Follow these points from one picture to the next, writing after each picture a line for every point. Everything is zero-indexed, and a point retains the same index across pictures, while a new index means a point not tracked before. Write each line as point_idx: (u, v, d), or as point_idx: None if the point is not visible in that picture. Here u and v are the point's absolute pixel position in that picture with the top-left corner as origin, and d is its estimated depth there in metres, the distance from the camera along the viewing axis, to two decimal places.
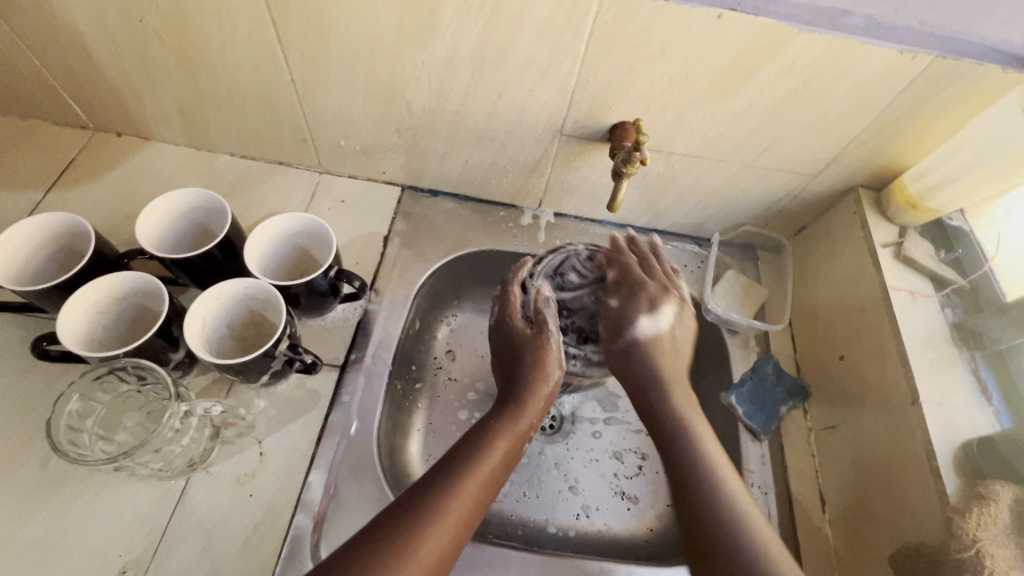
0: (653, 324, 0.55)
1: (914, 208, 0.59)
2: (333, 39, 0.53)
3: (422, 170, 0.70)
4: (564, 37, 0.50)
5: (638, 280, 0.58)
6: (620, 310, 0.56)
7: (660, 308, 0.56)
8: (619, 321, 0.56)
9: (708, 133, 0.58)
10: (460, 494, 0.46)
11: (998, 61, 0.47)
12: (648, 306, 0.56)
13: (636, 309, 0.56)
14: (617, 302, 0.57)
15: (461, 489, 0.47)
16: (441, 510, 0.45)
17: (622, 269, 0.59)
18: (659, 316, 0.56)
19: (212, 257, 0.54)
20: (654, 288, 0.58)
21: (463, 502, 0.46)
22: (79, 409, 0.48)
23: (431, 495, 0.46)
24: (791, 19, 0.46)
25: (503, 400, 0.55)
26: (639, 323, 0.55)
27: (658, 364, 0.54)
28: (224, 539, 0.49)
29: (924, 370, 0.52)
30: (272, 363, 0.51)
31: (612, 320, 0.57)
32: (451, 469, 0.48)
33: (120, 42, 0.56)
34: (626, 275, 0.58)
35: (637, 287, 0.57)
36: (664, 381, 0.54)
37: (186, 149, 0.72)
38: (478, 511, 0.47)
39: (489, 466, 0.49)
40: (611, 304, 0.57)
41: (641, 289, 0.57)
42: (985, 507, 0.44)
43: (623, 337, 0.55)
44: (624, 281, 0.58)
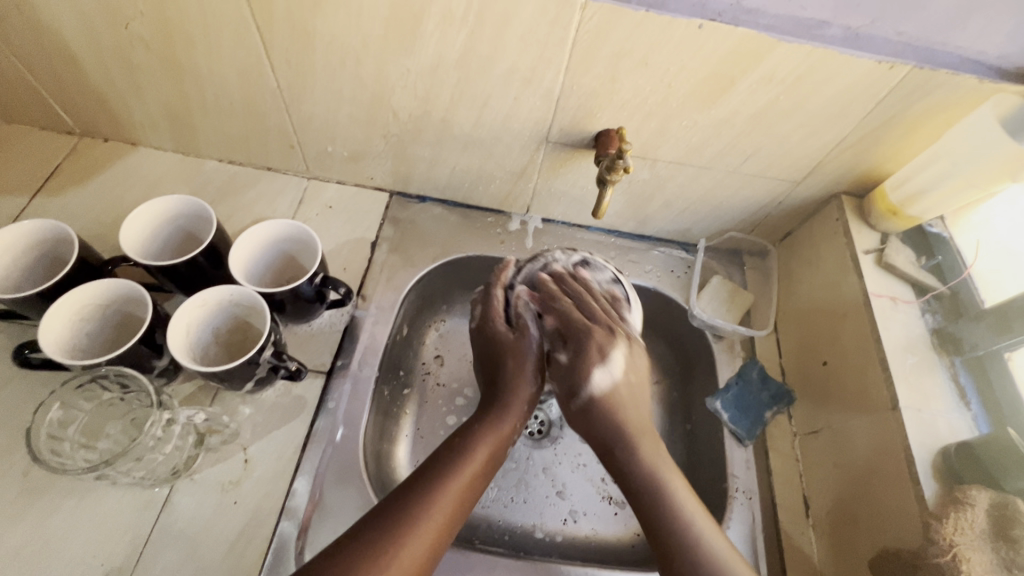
0: (606, 375, 0.57)
1: (895, 215, 0.60)
2: (319, 47, 0.54)
3: (410, 177, 0.71)
4: (548, 46, 0.50)
5: (581, 328, 0.59)
6: (572, 363, 0.59)
7: (611, 357, 0.58)
8: (572, 377, 0.58)
9: (691, 140, 0.59)
10: (445, 492, 0.47)
11: (974, 71, 0.48)
12: (598, 358, 0.58)
13: (589, 357, 0.58)
14: (566, 355, 0.60)
15: (445, 487, 0.47)
16: (426, 512, 0.45)
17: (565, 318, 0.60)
18: (608, 367, 0.58)
19: (197, 264, 0.54)
20: (600, 334, 0.59)
21: (447, 499, 0.47)
22: (60, 418, 0.48)
23: (415, 494, 0.46)
24: (770, 29, 0.47)
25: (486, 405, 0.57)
26: (592, 376, 0.57)
27: (618, 417, 0.56)
28: (207, 547, 0.49)
29: (903, 376, 0.53)
30: (257, 370, 0.51)
31: (565, 376, 0.59)
32: (436, 472, 0.49)
33: (105, 49, 0.56)
34: (569, 322, 0.59)
35: (584, 335, 0.59)
36: (627, 433, 0.54)
37: (174, 154, 0.72)
38: (461, 510, 0.48)
39: (472, 468, 0.50)
40: (560, 358, 0.60)
41: (590, 336, 0.59)
42: (961, 511, 0.44)
43: (579, 394, 0.58)
44: (569, 333, 0.59)
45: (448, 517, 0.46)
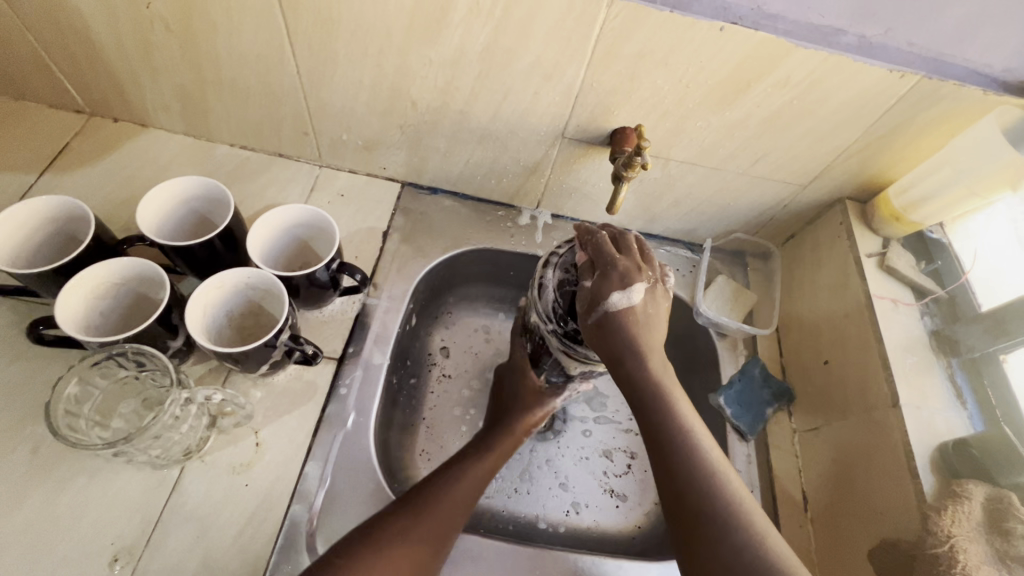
0: (626, 299, 0.48)
1: (897, 220, 0.62)
2: (342, 34, 0.54)
3: (422, 168, 0.71)
4: (572, 42, 0.51)
5: (609, 257, 0.51)
6: (599, 281, 0.50)
7: (634, 283, 0.49)
8: (592, 299, 0.49)
9: (705, 141, 0.60)
10: (425, 520, 0.49)
11: (980, 84, 0.50)
12: (624, 281, 0.49)
13: (617, 278, 0.49)
14: (590, 281, 0.50)
15: (426, 516, 0.49)
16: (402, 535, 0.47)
17: (595, 248, 0.52)
18: (632, 292, 0.49)
19: (212, 246, 0.54)
20: (628, 265, 0.51)
21: (424, 530, 0.48)
22: (76, 394, 0.47)
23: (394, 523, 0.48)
24: (788, 35, 0.48)
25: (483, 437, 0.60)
26: (610, 299, 0.48)
27: (632, 335, 0.48)
28: (217, 529, 0.49)
29: (903, 375, 0.54)
30: (272, 353, 0.51)
31: (586, 297, 0.50)
32: (458, 468, 0.55)
33: (124, 27, 0.56)
34: (597, 254, 0.52)
35: (617, 260, 0.50)
36: (639, 346, 0.48)
37: (185, 137, 0.72)
38: (439, 542, 0.49)
39: (490, 465, 0.57)
40: (583, 283, 0.51)
41: (619, 263, 0.50)
42: (959, 504, 0.46)
43: (597, 311, 0.48)
44: (598, 260, 0.51)
45: (465, 507, 0.52)
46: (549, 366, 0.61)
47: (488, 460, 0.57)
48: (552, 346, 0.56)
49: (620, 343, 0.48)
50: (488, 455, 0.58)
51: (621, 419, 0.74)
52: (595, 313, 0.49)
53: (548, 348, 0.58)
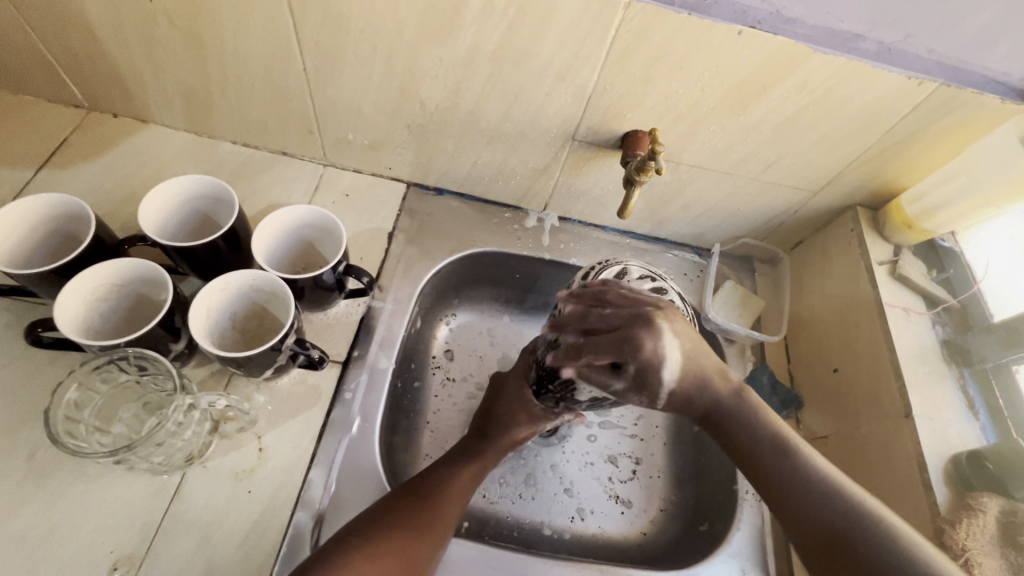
0: (674, 370, 0.45)
1: (910, 228, 0.61)
2: (351, 31, 0.53)
3: (429, 168, 0.70)
4: (586, 43, 0.50)
5: (627, 349, 0.44)
6: (636, 376, 0.45)
7: (668, 352, 0.45)
8: (644, 389, 0.46)
9: (717, 145, 0.59)
10: (429, 513, 0.51)
11: (997, 92, 0.50)
12: (655, 362, 0.45)
13: (652, 366, 0.45)
14: (624, 381, 0.46)
15: (430, 508, 0.51)
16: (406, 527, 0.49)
17: (601, 350, 0.45)
18: (670, 362, 0.45)
19: (216, 247, 0.53)
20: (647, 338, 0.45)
21: (428, 522, 0.50)
22: (76, 399, 0.46)
23: (395, 516, 0.49)
24: (807, 39, 0.47)
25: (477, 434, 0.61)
26: (662, 381, 0.45)
27: (700, 388, 0.47)
28: (221, 536, 0.48)
29: (916, 384, 0.54)
30: (277, 357, 0.50)
31: (639, 393, 0.46)
32: (451, 464, 0.57)
33: (126, 21, 0.55)
34: (611, 352, 0.45)
35: (632, 349, 0.44)
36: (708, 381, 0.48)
37: (187, 134, 0.70)
38: (443, 534, 0.51)
39: (479, 467, 0.58)
40: (618, 387, 0.46)
41: (637, 350, 0.44)
42: (973, 517, 0.46)
43: (655, 392, 0.46)
44: (615, 358, 0.45)
45: (460, 501, 0.54)
46: (553, 387, 0.54)
47: (480, 460, 0.59)
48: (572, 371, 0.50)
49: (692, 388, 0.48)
50: (476, 458, 0.59)
51: (626, 424, 0.73)
52: (659, 396, 0.47)
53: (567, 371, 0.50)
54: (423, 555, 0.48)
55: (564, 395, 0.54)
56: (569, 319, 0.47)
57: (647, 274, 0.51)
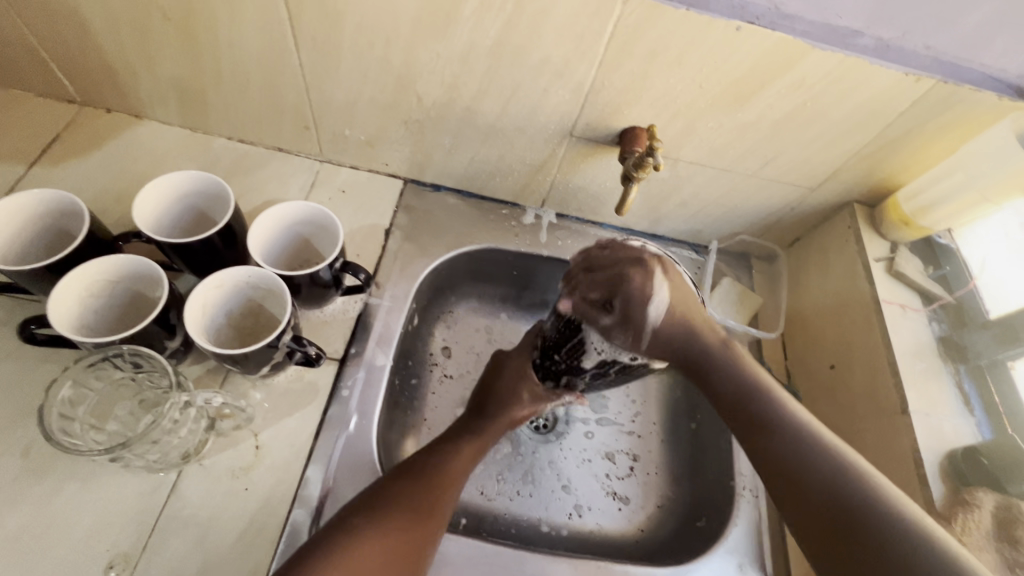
0: (658, 307, 0.50)
1: (907, 225, 0.61)
2: (348, 26, 0.52)
3: (426, 164, 0.69)
4: (584, 38, 0.50)
5: (619, 281, 0.50)
6: (623, 314, 0.50)
7: (656, 289, 0.50)
8: (631, 327, 0.50)
9: (715, 141, 0.59)
10: (421, 488, 0.51)
11: (994, 89, 0.50)
12: (643, 297, 0.50)
13: (637, 304, 0.49)
14: (612, 318, 0.50)
15: (423, 484, 0.51)
16: (397, 502, 0.49)
17: (591, 288, 0.50)
18: (657, 301, 0.50)
19: (211, 243, 0.52)
20: (638, 276, 0.50)
21: (419, 498, 0.50)
22: (70, 397, 0.46)
23: (389, 493, 0.49)
24: (805, 35, 0.47)
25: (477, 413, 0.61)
26: (649, 313, 0.50)
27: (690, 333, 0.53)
28: (217, 534, 0.48)
29: (913, 380, 0.54)
30: (274, 355, 0.50)
31: (625, 331, 0.50)
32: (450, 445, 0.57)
33: (120, 15, 0.54)
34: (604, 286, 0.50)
35: (620, 283, 0.50)
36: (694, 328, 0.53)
37: (181, 129, 0.70)
38: (439, 512, 0.50)
39: (479, 447, 0.58)
40: (604, 323, 0.50)
41: (626, 286, 0.50)
42: (969, 512, 0.47)
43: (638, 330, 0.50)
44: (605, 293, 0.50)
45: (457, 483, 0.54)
46: (560, 356, 0.56)
47: (481, 439, 0.59)
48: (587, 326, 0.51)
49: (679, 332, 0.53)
50: (476, 437, 0.58)
51: (624, 420, 0.73)
52: (643, 334, 0.51)
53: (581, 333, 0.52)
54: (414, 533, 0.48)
55: (570, 364, 0.56)
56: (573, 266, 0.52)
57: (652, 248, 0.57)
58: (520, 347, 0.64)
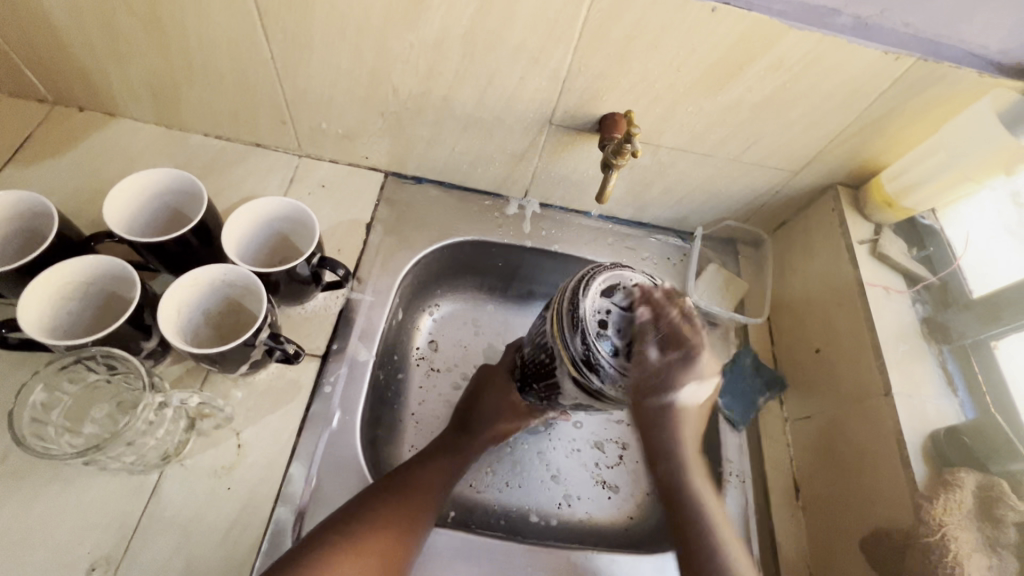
0: (694, 391, 0.50)
1: (890, 207, 0.61)
2: (318, 17, 0.51)
3: (406, 156, 0.69)
4: (558, 24, 0.49)
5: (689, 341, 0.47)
6: (660, 374, 0.47)
7: (705, 375, 0.50)
8: (663, 380, 0.47)
9: (696, 126, 0.58)
10: (401, 501, 0.51)
11: (975, 65, 0.49)
12: (695, 373, 0.49)
13: (672, 382, 0.47)
14: (656, 358, 0.46)
15: (403, 497, 0.51)
16: (374, 517, 0.49)
17: (668, 320, 0.47)
18: (699, 387, 0.51)
19: (186, 242, 0.52)
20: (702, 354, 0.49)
21: (399, 514, 0.50)
22: (43, 401, 0.45)
23: (368, 509, 0.49)
24: (782, 15, 0.46)
25: (460, 426, 0.62)
26: (688, 389, 0.50)
27: (680, 432, 0.51)
28: (198, 535, 0.47)
29: (895, 363, 0.54)
30: (252, 352, 0.50)
31: (658, 377, 0.47)
32: (439, 456, 0.58)
33: (85, 12, 0.53)
34: (671, 328, 0.46)
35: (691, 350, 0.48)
36: (682, 451, 0.52)
37: (157, 126, 0.68)
38: (420, 523, 0.51)
39: (459, 459, 0.59)
40: (648, 355, 0.46)
41: (679, 359, 0.48)
42: (950, 492, 0.46)
43: (659, 399, 0.48)
44: (669, 335, 0.46)
45: (444, 489, 0.55)
46: (536, 386, 0.56)
47: (461, 453, 0.59)
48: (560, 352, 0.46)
49: (669, 449, 0.52)
50: (458, 452, 0.59)
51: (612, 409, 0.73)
52: (661, 396, 0.48)
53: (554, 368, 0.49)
54: (394, 548, 0.48)
55: (550, 393, 0.54)
56: (642, 294, 0.46)
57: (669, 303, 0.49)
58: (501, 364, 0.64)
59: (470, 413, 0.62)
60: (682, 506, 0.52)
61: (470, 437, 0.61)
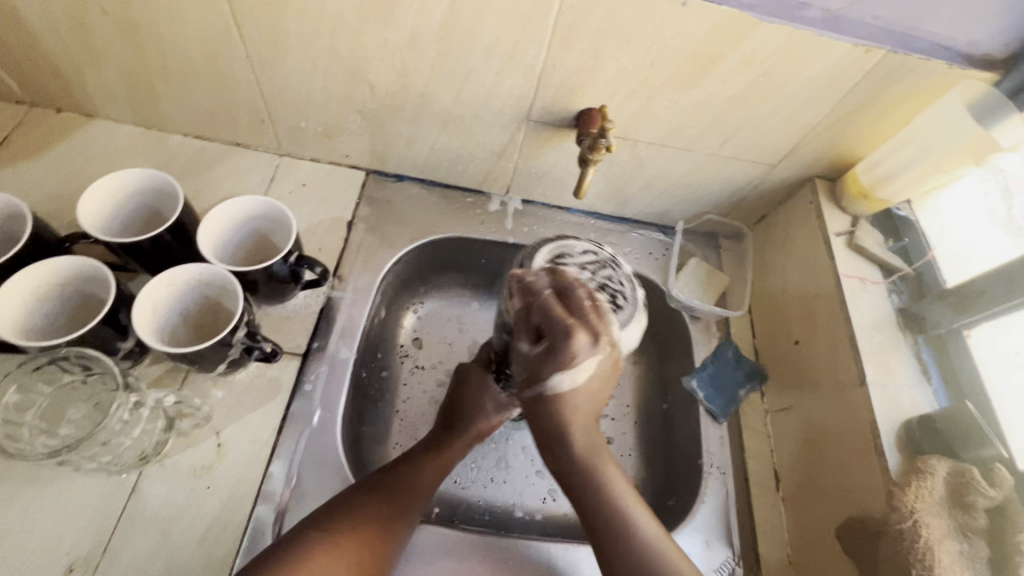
0: (566, 380, 0.48)
1: (866, 199, 0.61)
2: (291, 16, 0.51)
3: (387, 154, 0.69)
4: (530, 20, 0.49)
5: (558, 328, 0.46)
6: (533, 365, 0.49)
7: (580, 363, 0.47)
8: (531, 372, 0.49)
9: (672, 121, 0.59)
10: (378, 502, 0.51)
11: (945, 57, 0.50)
12: (568, 360, 0.47)
13: (539, 375, 0.48)
14: (528, 347, 0.49)
15: (380, 497, 0.51)
16: (349, 519, 0.48)
17: (540, 310, 0.47)
18: (577, 371, 0.47)
19: (162, 241, 0.51)
20: (577, 339, 0.46)
21: (376, 515, 0.50)
22: (17, 402, 0.47)
23: (344, 511, 0.49)
24: (752, 9, 0.47)
25: (444, 425, 0.61)
26: (552, 378, 0.48)
27: (561, 420, 0.49)
28: (178, 534, 0.48)
29: (870, 354, 0.55)
30: (229, 352, 0.50)
31: (528, 367, 0.49)
32: (423, 452, 0.58)
33: (57, 12, 0.53)
34: (545, 317, 0.47)
35: (560, 336, 0.46)
36: (569, 440, 0.49)
37: (135, 127, 0.68)
38: (399, 523, 0.51)
39: (444, 457, 0.58)
40: (521, 346, 0.49)
41: (551, 351, 0.48)
42: (922, 479, 0.47)
43: (534, 390, 0.49)
44: (543, 325, 0.47)
45: (427, 487, 0.55)
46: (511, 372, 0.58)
47: (444, 450, 0.59)
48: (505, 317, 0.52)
49: (554, 430, 0.50)
50: (442, 451, 0.59)
51: None
52: (530, 388, 0.49)
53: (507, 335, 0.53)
54: (371, 549, 0.48)
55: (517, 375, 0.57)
56: (521, 286, 0.48)
57: (600, 275, 0.51)
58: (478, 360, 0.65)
59: (453, 410, 0.62)
60: (579, 486, 0.49)
61: (454, 434, 0.60)
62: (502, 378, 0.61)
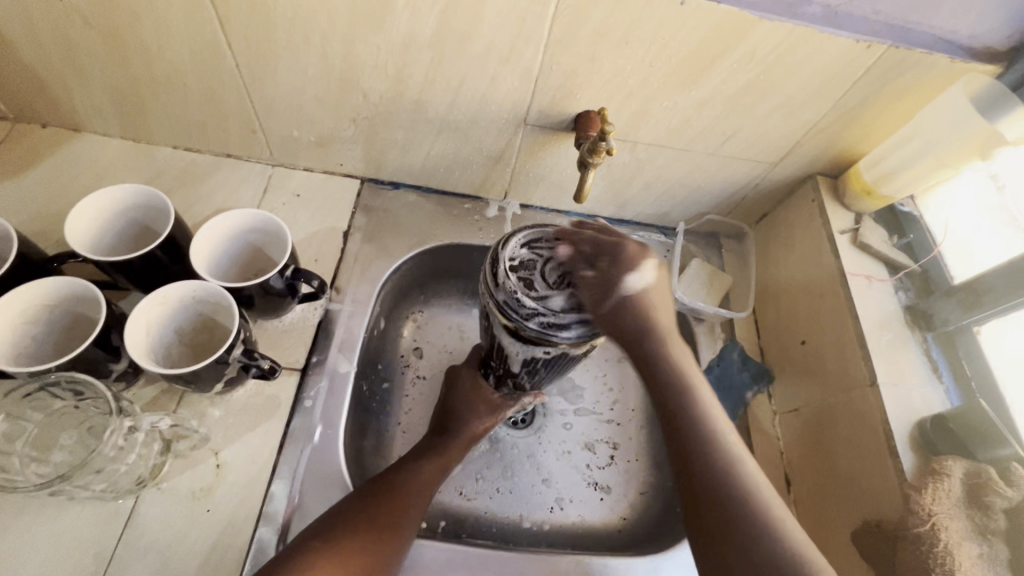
0: (642, 279, 0.44)
1: (869, 195, 0.61)
2: (280, 22, 0.50)
3: (382, 162, 0.67)
4: (526, 22, 0.48)
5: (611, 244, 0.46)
6: (605, 285, 0.44)
7: (643, 261, 0.45)
8: (609, 287, 0.43)
9: (672, 122, 0.58)
10: (384, 507, 0.49)
11: (946, 52, 0.49)
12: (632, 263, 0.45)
13: (616, 280, 0.44)
14: (592, 271, 0.44)
15: (386, 501, 0.50)
16: (352, 526, 0.47)
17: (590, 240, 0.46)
18: (643, 273, 0.45)
19: (153, 258, 0.50)
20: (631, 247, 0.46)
21: (382, 521, 0.49)
22: (6, 431, 0.45)
23: (349, 521, 0.48)
24: (751, 7, 0.46)
25: (440, 428, 0.60)
26: (631, 280, 0.44)
27: (654, 319, 0.44)
28: (178, 559, 0.46)
29: (880, 352, 0.54)
30: (226, 370, 0.48)
31: (601, 290, 0.43)
32: (424, 458, 0.56)
33: (39, 25, 0.51)
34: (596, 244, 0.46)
35: (611, 246, 0.46)
36: (660, 343, 0.44)
37: (124, 141, 0.67)
38: (407, 527, 0.50)
39: (444, 462, 0.57)
40: (586, 275, 0.44)
41: (610, 265, 0.45)
42: (940, 481, 0.46)
43: (615, 305, 0.43)
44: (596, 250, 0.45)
45: (427, 497, 0.53)
46: (497, 364, 0.56)
47: (443, 455, 0.57)
48: (494, 321, 0.46)
49: (647, 338, 0.43)
50: (440, 455, 0.57)
51: (601, 410, 0.72)
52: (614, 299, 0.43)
53: (493, 326, 0.48)
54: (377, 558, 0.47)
55: (507, 368, 0.54)
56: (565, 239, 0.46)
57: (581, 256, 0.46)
58: (469, 361, 0.64)
59: (446, 416, 0.61)
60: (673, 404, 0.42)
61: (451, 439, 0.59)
62: (491, 371, 0.59)
